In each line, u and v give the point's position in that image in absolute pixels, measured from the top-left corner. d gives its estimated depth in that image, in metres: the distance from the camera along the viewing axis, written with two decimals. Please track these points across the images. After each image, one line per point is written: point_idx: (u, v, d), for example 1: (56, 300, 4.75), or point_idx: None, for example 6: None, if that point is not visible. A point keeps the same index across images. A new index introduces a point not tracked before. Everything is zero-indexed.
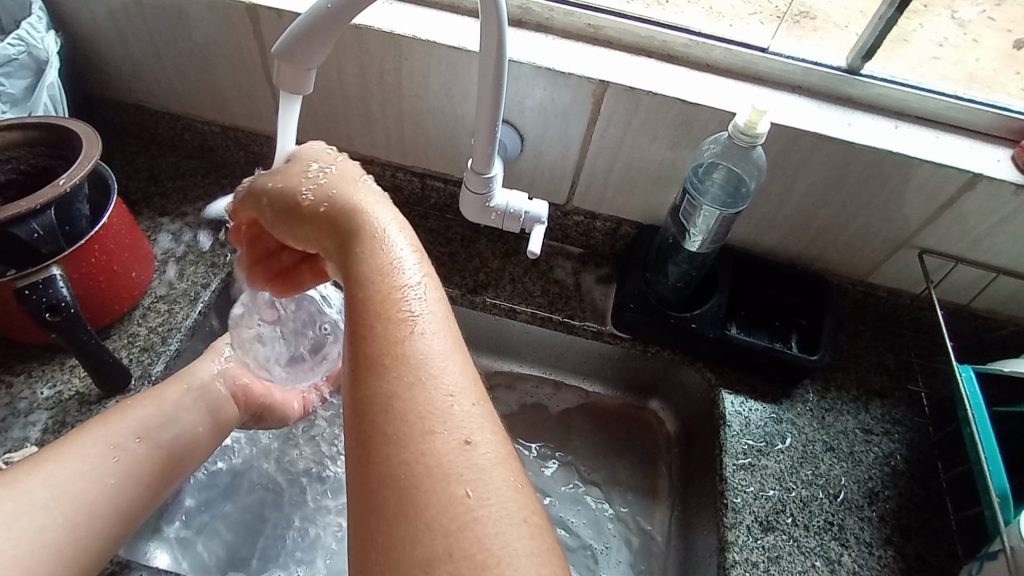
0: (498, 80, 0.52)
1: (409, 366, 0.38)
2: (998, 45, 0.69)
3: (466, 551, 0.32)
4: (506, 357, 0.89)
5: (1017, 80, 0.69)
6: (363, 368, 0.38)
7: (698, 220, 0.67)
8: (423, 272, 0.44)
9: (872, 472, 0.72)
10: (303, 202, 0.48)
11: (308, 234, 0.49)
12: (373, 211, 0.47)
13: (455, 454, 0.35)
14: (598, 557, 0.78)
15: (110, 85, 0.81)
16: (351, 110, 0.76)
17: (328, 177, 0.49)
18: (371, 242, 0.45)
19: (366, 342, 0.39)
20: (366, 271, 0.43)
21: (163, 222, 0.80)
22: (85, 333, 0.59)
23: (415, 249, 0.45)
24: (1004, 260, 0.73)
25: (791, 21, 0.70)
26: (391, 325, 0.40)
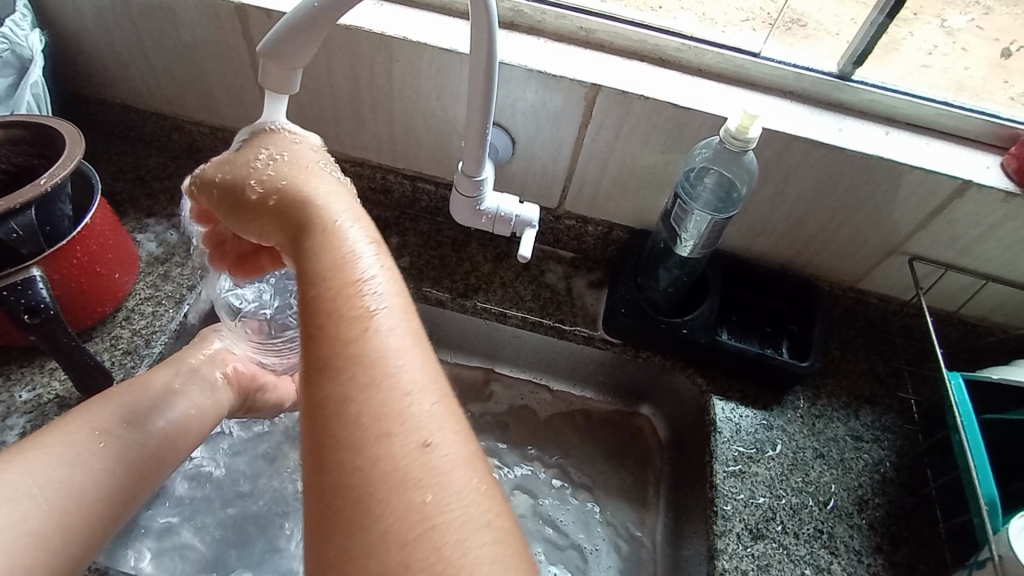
0: (489, 83, 0.52)
1: (366, 366, 0.39)
2: (986, 53, 0.69)
3: (424, 561, 0.33)
4: (496, 361, 0.88)
5: (1003, 90, 0.70)
6: (319, 360, 0.40)
7: (689, 224, 0.67)
8: (383, 264, 0.45)
9: (862, 480, 0.71)
10: (252, 198, 0.49)
11: (261, 226, 0.50)
12: (331, 205, 0.48)
13: (414, 458, 0.36)
14: (586, 556, 0.78)
15: (96, 84, 0.80)
16: (341, 112, 0.75)
17: (274, 169, 0.49)
18: (330, 232, 0.45)
19: (321, 340, 0.40)
20: (321, 264, 0.44)
21: (149, 223, 0.79)
22: (65, 336, 0.57)
23: (373, 240, 0.46)
24: (993, 267, 0.73)
25: (782, 28, 0.70)
26: (348, 316, 0.41)
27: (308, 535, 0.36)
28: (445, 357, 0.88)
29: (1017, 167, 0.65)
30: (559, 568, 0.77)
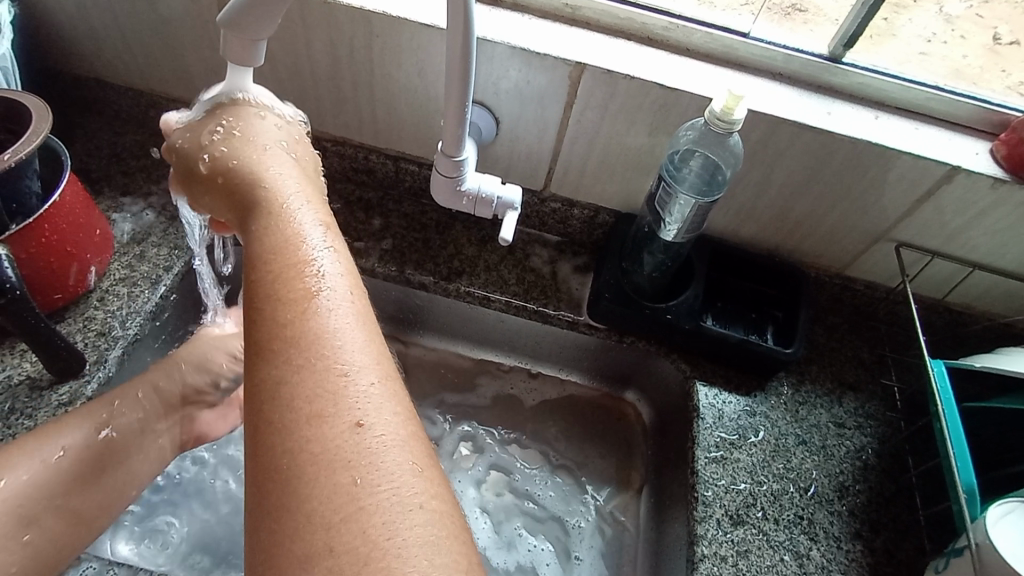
0: (466, 59, 0.50)
1: (302, 348, 0.38)
2: (982, 41, 0.69)
3: (349, 544, 0.32)
4: (480, 346, 0.87)
5: (1002, 77, 0.69)
6: (257, 344, 0.39)
7: (673, 208, 0.66)
8: (330, 243, 0.44)
9: (843, 466, 0.71)
10: (204, 172, 0.49)
11: (215, 203, 0.50)
12: (279, 186, 0.47)
13: (346, 438, 0.35)
14: (568, 530, 0.79)
15: (69, 58, 0.78)
16: (321, 88, 0.73)
17: (228, 142, 0.49)
18: (277, 214, 0.45)
19: (259, 324, 0.40)
20: (266, 247, 0.43)
21: (125, 203, 0.77)
22: (31, 315, 0.56)
23: (323, 221, 0.45)
24: (979, 254, 0.72)
25: (780, 13, 0.68)
26: (286, 298, 0.40)
27: (244, 521, 0.35)
28: (425, 341, 0.88)
29: (1006, 154, 0.65)
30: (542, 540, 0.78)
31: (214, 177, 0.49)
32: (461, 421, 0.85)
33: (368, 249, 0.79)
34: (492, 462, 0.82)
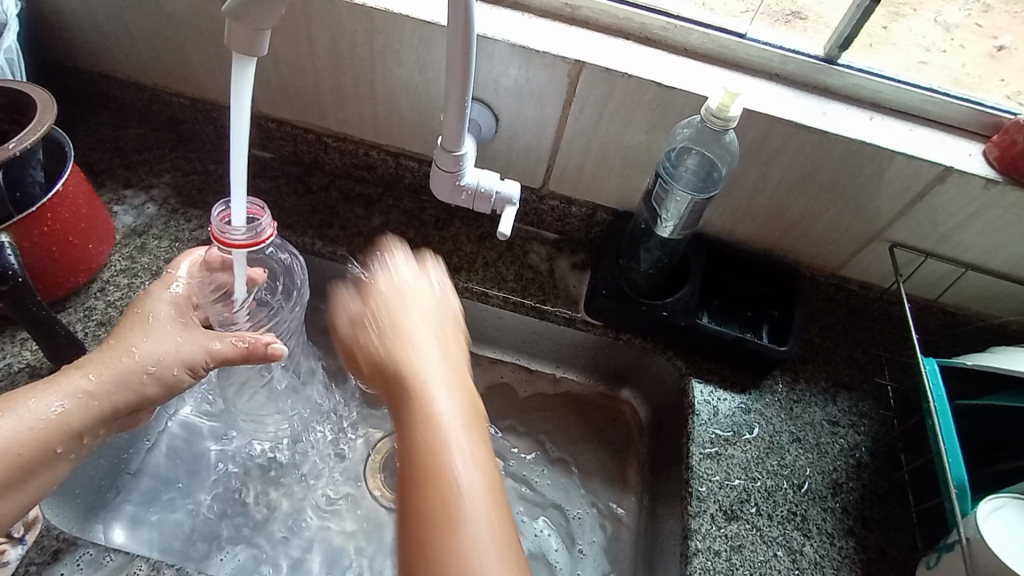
0: (467, 52, 0.51)
1: (445, 532, 0.41)
2: (982, 51, 0.71)
3: None
4: (478, 342, 0.88)
5: (1001, 86, 0.70)
6: (410, 512, 0.42)
7: (669, 205, 0.66)
8: (475, 448, 0.45)
9: (837, 464, 0.72)
10: (366, 343, 0.52)
11: (367, 374, 0.53)
12: (424, 375, 0.49)
13: None
14: (569, 520, 0.79)
15: (73, 51, 0.78)
16: (323, 84, 0.74)
17: (384, 335, 0.52)
18: (421, 405, 0.47)
19: (409, 491, 0.43)
20: (413, 453, 0.44)
21: (127, 195, 0.78)
22: (33, 302, 0.57)
23: (467, 422, 0.47)
24: (971, 255, 0.73)
25: (782, 22, 0.69)
26: (430, 518, 0.41)
27: None
28: None
29: (998, 155, 0.65)
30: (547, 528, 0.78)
31: (371, 372, 0.52)
32: None
33: (368, 244, 0.80)
34: None
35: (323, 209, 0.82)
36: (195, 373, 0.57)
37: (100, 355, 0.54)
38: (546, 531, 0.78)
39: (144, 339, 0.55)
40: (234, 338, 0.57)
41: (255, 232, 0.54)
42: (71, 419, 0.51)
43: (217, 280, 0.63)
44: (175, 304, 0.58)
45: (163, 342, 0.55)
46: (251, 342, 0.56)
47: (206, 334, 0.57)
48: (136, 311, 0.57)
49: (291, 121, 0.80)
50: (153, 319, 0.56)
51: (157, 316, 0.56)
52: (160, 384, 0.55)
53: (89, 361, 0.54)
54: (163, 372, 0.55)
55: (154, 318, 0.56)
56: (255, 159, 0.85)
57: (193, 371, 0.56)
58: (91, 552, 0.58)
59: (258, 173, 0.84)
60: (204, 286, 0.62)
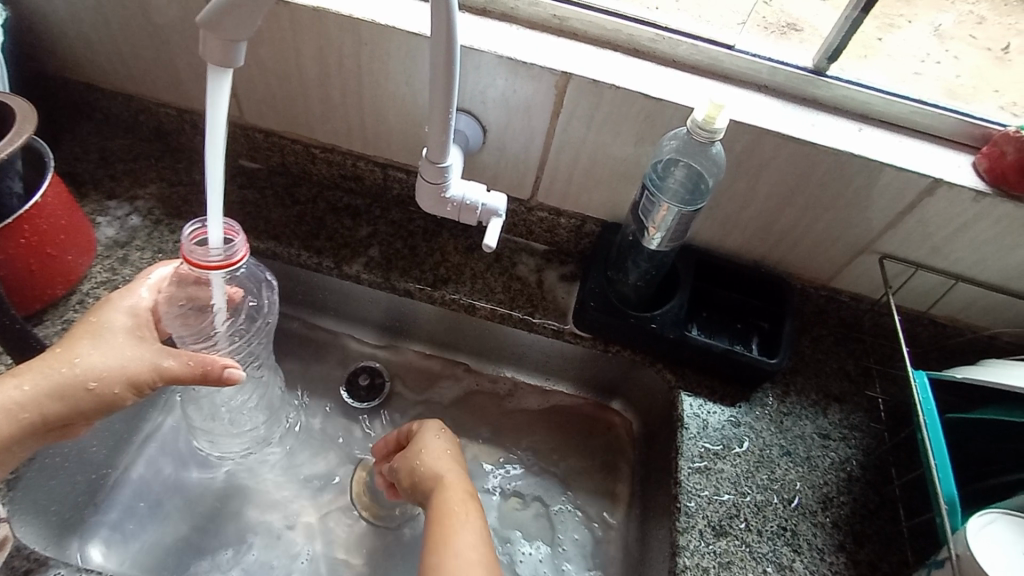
0: (450, 65, 0.51)
1: None
2: (977, 62, 0.71)
3: None
4: (466, 353, 0.87)
5: (995, 96, 0.70)
6: None
7: (655, 216, 0.66)
8: None
9: (827, 478, 0.71)
10: None
11: None
12: None
13: None
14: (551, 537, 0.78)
15: (58, 60, 0.78)
16: (310, 95, 0.74)
17: None
18: None
19: None
20: None
21: (110, 205, 0.77)
22: (8, 316, 0.56)
23: None
24: (961, 267, 0.73)
25: (778, 32, 0.70)
26: None
27: None
28: (415, 350, 0.87)
29: (988, 167, 0.65)
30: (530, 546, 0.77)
31: None
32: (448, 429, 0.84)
33: (355, 255, 0.79)
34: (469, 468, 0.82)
35: (310, 219, 0.81)
36: (140, 392, 0.55)
37: (41, 364, 0.54)
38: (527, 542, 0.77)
39: (91, 351, 0.55)
40: (189, 358, 0.55)
41: (228, 252, 0.53)
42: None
43: (188, 294, 0.61)
44: (134, 315, 0.58)
45: (106, 355, 0.55)
46: (206, 364, 0.54)
47: (158, 351, 0.56)
48: (91, 320, 0.57)
49: (279, 132, 0.80)
50: (103, 333, 0.56)
51: (107, 327, 0.56)
52: (97, 400, 0.54)
53: (28, 370, 0.54)
54: (104, 388, 0.54)
55: (102, 329, 0.56)
56: (242, 169, 0.84)
57: (136, 389, 0.55)
58: (61, 573, 0.56)
59: (245, 183, 0.83)
60: (174, 300, 0.61)
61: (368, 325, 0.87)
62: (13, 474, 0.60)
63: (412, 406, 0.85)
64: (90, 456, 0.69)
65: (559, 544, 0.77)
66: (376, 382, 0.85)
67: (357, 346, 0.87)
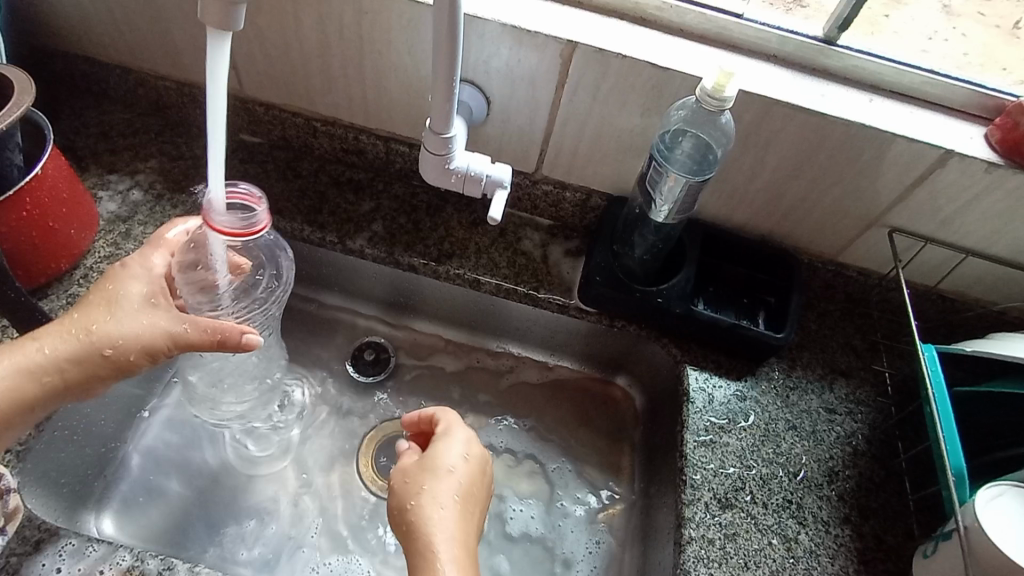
0: (453, 31, 0.50)
1: None
2: (989, 33, 0.70)
3: None
4: (470, 328, 0.86)
5: (1008, 67, 0.69)
6: None
7: (663, 188, 0.65)
8: None
9: (833, 452, 0.71)
10: None
11: None
12: None
13: None
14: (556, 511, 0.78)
15: (55, 32, 0.76)
16: (311, 67, 0.72)
17: None
18: None
19: None
20: None
21: (111, 180, 0.76)
22: (11, 290, 0.56)
23: None
24: (972, 240, 0.72)
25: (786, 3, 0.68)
26: None
27: None
28: (420, 326, 0.87)
29: (1000, 138, 0.64)
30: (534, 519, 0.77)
31: None
32: (453, 404, 0.84)
33: (359, 230, 0.79)
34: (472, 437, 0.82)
35: (313, 194, 0.80)
36: (154, 360, 0.55)
37: (60, 331, 0.54)
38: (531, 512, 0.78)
39: (107, 318, 0.55)
40: (202, 326, 0.54)
41: (249, 222, 0.53)
42: (22, 392, 0.52)
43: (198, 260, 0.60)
44: (150, 282, 0.57)
45: (121, 322, 0.55)
46: (221, 333, 0.53)
47: (172, 318, 0.55)
48: (109, 286, 0.56)
49: (280, 105, 0.79)
50: (118, 300, 0.55)
51: (122, 293, 0.56)
52: (114, 366, 0.54)
53: (48, 336, 0.54)
54: (120, 355, 0.54)
55: (117, 295, 0.55)
56: (243, 143, 0.83)
57: (151, 357, 0.55)
58: (71, 544, 0.57)
59: (246, 158, 0.82)
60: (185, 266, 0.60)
61: (372, 301, 0.86)
62: (22, 446, 0.61)
63: (417, 382, 0.85)
64: (99, 429, 0.70)
65: (563, 516, 0.78)
66: (381, 357, 0.85)
67: (361, 322, 0.87)
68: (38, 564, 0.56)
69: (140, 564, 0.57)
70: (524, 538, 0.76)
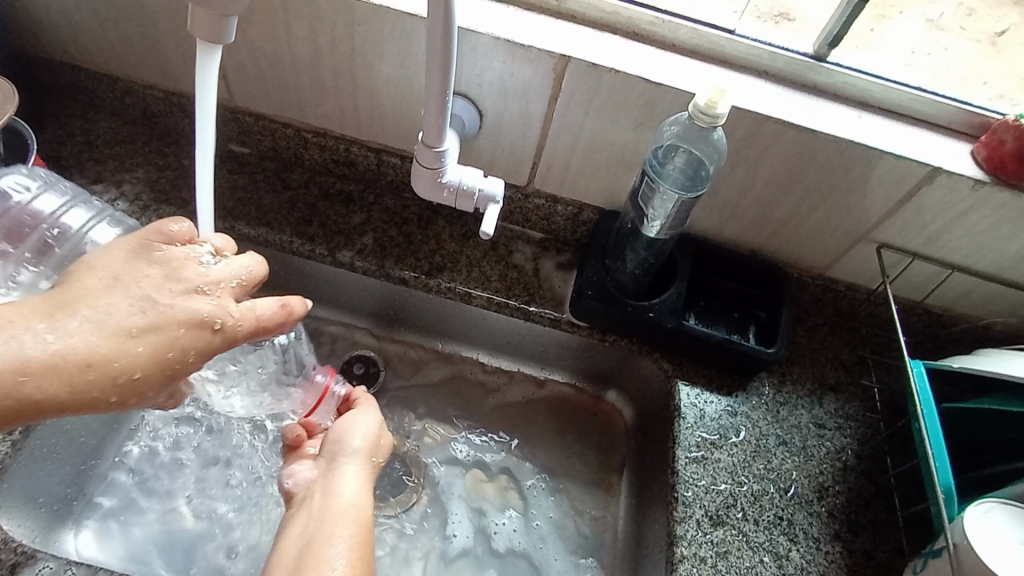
0: (447, 47, 0.49)
1: None
2: (971, 53, 0.71)
3: None
4: (461, 341, 0.86)
5: (992, 85, 0.70)
6: None
7: (655, 203, 0.65)
8: None
9: (823, 467, 0.71)
10: None
11: None
12: None
13: None
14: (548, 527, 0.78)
15: (40, 39, 0.75)
16: (302, 77, 0.72)
17: None
18: None
19: None
20: None
21: (96, 190, 0.75)
22: None
23: None
24: (959, 256, 0.73)
25: (776, 19, 0.69)
26: None
27: None
28: (411, 339, 0.86)
29: (986, 156, 0.65)
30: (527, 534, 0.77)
31: None
32: (444, 418, 0.83)
33: (349, 242, 0.78)
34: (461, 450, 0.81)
35: (303, 206, 0.80)
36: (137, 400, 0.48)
37: (123, 367, 0.43)
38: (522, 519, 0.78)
39: (149, 387, 0.45)
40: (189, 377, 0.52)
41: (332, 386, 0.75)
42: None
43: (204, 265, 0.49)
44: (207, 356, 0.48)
45: (159, 384, 0.46)
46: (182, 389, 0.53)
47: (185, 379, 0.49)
48: (174, 355, 0.45)
49: (270, 116, 0.78)
50: (179, 367, 0.46)
51: (184, 363, 0.46)
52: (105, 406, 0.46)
53: (94, 364, 0.42)
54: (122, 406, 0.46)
55: (181, 364, 0.46)
56: (232, 154, 0.82)
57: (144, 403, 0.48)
58: (51, 566, 0.55)
59: (234, 169, 0.81)
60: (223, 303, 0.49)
61: (362, 313, 0.86)
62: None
63: (407, 395, 0.84)
64: (78, 445, 0.69)
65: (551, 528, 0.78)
66: (371, 370, 0.83)
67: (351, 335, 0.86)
68: None
69: None
70: (510, 553, 0.76)
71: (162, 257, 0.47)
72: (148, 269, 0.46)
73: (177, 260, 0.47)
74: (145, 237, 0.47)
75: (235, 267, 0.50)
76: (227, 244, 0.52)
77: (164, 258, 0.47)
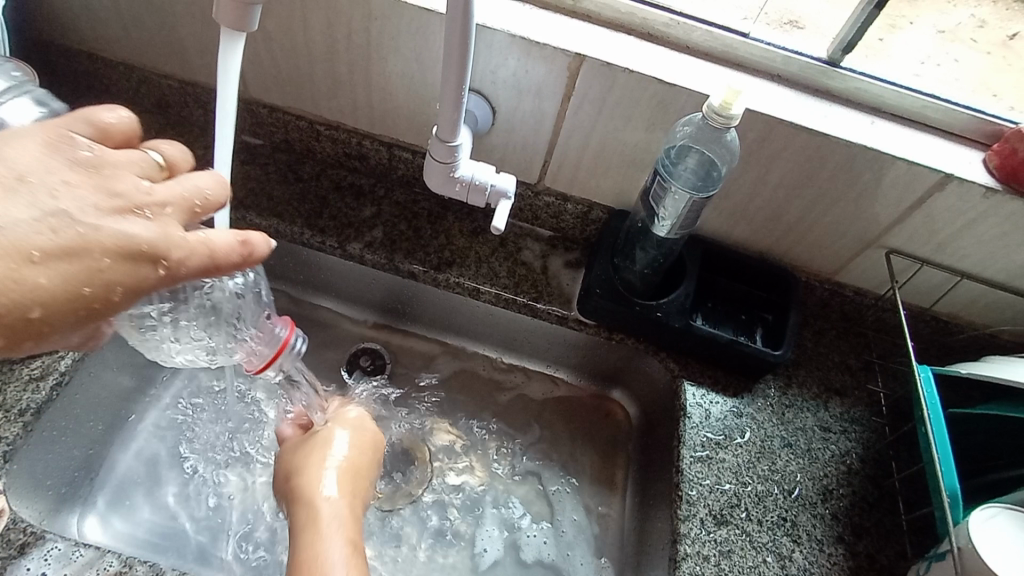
0: (465, 41, 0.50)
1: None
2: (981, 62, 0.72)
3: None
4: (468, 337, 0.86)
5: (1004, 94, 0.70)
6: None
7: (666, 202, 0.65)
8: None
9: (827, 470, 0.71)
10: None
11: None
12: None
13: None
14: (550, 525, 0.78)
15: (59, 27, 0.76)
16: (317, 71, 0.72)
17: None
18: None
19: None
20: None
21: None
22: None
23: None
24: (967, 263, 0.73)
25: (789, 24, 0.69)
26: None
27: None
28: (418, 333, 0.87)
29: (998, 164, 0.65)
30: (533, 532, 0.77)
31: None
32: (449, 411, 0.84)
33: (358, 235, 0.78)
34: (475, 454, 0.81)
35: (314, 198, 0.80)
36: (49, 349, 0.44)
37: (20, 302, 0.38)
38: (526, 515, 0.78)
39: (60, 326, 0.40)
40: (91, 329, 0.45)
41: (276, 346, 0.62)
42: None
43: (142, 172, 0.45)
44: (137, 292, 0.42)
45: (73, 323, 0.41)
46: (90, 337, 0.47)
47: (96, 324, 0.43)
48: (88, 291, 0.40)
49: (284, 108, 0.78)
50: (101, 305, 0.41)
51: (105, 296, 0.41)
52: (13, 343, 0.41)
53: None
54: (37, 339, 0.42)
55: (101, 298, 0.41)
56: (245, 145, 0.83)
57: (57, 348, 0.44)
58: (59, 546, 0.56)
59: (247, 160, 0.82)
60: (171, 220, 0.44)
61: (369, 307, 0.86)
62: (8, 446, 0.58)
63: (413, 389, 0.84)
64: (86, 429, 0.69)
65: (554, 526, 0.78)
66: (377, 363, 0.84)
67: (358, 328, 0.86)
68: (24, 567, 0.54)
69: (129, 569, 0.56)
70: (538, 565, 0.75)
71: (91, 160, 0.42)
72: (69, 172, 0.41)
73: (104, 159, 0.43)
74: (70, 127, 0.43)
75: (185, 186, 0.45)
76: (179, 157, 0.48)
77: (92, 160, 0.42)
